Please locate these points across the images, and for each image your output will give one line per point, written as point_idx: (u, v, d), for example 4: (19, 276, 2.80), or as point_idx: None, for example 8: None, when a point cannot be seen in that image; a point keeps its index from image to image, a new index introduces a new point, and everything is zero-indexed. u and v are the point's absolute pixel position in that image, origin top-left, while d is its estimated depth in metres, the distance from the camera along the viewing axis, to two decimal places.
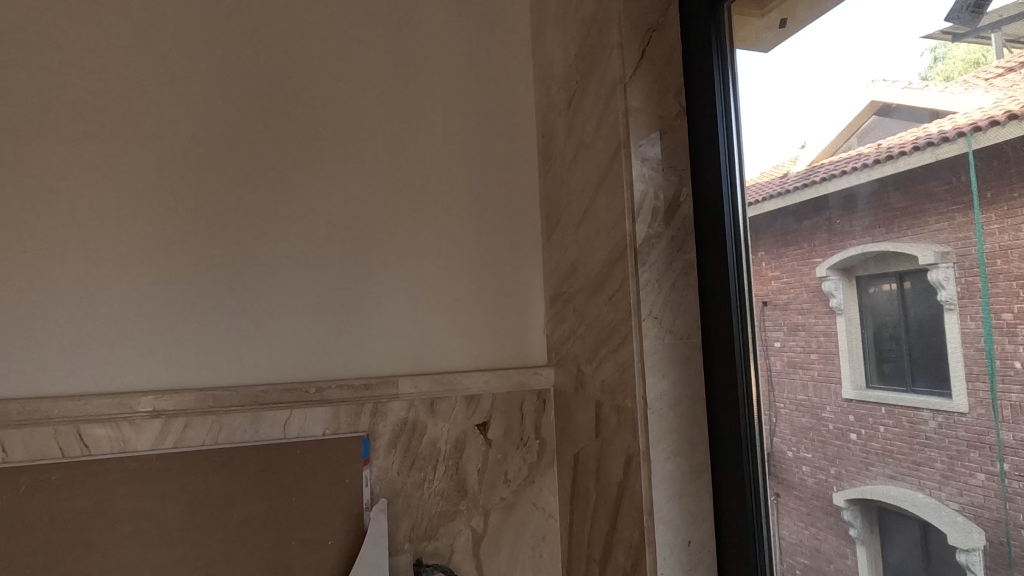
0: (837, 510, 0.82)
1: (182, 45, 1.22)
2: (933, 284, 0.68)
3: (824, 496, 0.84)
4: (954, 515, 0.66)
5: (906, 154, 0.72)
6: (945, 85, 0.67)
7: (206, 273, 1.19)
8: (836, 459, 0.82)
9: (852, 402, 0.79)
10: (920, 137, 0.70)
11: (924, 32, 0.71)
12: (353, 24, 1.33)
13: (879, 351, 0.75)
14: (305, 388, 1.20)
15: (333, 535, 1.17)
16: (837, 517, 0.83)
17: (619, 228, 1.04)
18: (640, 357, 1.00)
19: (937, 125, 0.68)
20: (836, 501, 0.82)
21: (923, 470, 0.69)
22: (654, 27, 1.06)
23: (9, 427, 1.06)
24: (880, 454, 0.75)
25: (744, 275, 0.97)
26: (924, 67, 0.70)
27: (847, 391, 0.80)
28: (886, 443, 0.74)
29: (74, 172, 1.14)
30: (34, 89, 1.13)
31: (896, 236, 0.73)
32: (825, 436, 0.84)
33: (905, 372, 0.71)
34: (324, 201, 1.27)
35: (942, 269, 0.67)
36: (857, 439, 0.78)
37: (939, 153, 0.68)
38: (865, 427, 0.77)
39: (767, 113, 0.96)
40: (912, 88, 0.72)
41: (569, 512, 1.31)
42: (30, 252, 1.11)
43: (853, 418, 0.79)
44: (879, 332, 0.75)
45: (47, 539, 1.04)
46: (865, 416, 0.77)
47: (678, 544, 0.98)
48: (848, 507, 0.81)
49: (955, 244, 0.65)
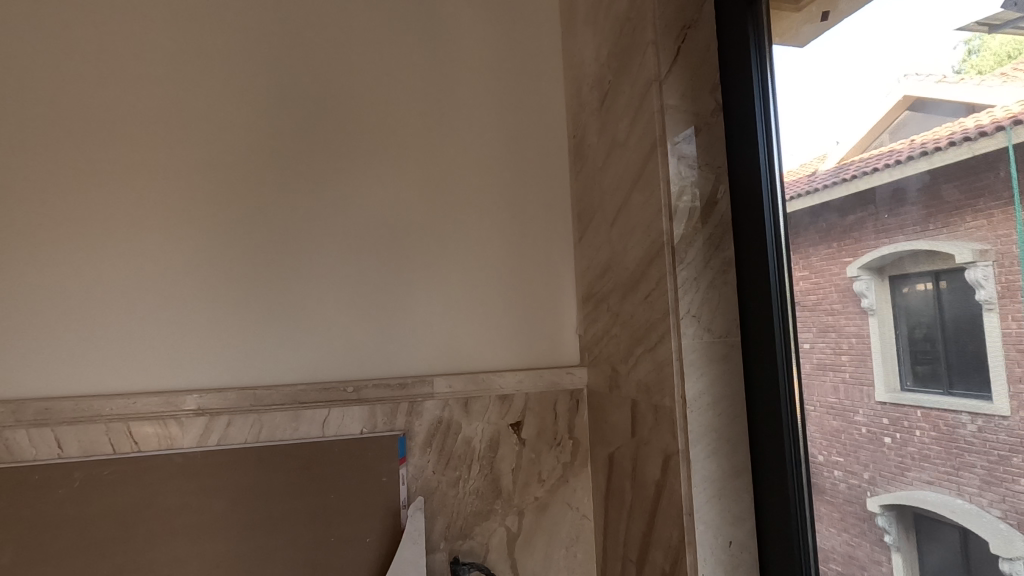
0: (871, 516, 0.82)
1: (224, 54, 1.26)
2: (972, 283, 0.66)
3: (858, 502, 0.84)
4: (996, 522, 0.64)
5: (941, 149, 0.70)
6: (979, 79, 0.66)
7: (247, 275, 1.23)
8: (869, 464, 0.82)
9: (885, 405, 0.79)
10: (955, 132, 0.68)
11: (959, 24, 0.70)
12: (387, 29, 1.35)
13: (914, 350, 0.74)
14: (343, 388, 1.22)
15: (370, 533, 1.19)
16: (871, 523, 0.82)
17: (656, 226, 1.04)
18: (678, 356, 1.00)
19: (974, 119, 0.66)
20: (871, 507, 0.82)
21: (962, 476, 0.68)
22: (689, 24, 1.05)
23: (64, 424, 1.10)
24: (917, 459, 0.74)
25: (785, 272, 0.95)
26: (958, 60, 0.69)
27: (880, 394, 0.80)
28: (923, 447, 0.73)
29: (125, 180, 1.20)
30: (89, 101, 1.19)
31: (931, 235, 0.72)
32: (858, 440, 0.83)
33: (942, 373, 0.70)
34: (360, 203, 1.30)
35: (981, 268, 0.65)
36: (892, 443, 0.78)
37: (977, 148, 0.66)
38: (899, 431, 0.77)
39: (805, 109, 0.95)
40: (946, 82, 0.71)
41: (604, 513, 1.30)
42: (84, 256, 1.16)
43: (887, 421, 0.78)
44: (914, 331, 0.74)
45: (99, 532, 1.08)
46: (900, 420, 0.76)
47: (719, 545, 0.97)
48: (883, 513, 0.80)
49: (995, 242, 0.64)
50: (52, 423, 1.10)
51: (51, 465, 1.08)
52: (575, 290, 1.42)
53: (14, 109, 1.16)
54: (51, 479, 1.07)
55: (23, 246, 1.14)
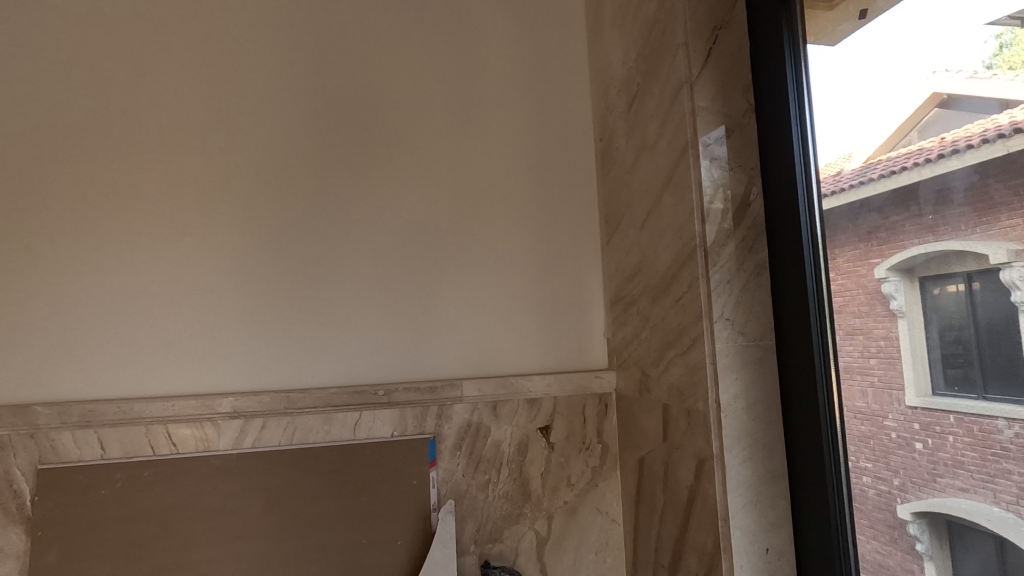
0: (902, 524, 0.82)
1: (257, 64, 1.29)
2: (1006, 284, 0.66)
3: (888, 509, 0.83)
4: None
5: (974, 146, 0.70)
6: (1012, 74, 0.65)
7: (280, 280, 1.25)
8: (899, 470, 0.81)
9: (916, 410, 0.78)
10: (988, 129, 0.68)
11: (991, 19, 0.70)
12: (414, 36, 1.37)
13: (947, 350, 0.74)
14: (374, 391, 1.24)
15: (402, 535, 1.20)
16: (903, 531, 0.82)
17: (688, 228, 1.03)
18: (712, 360, 0.99)
19: (1008, 116, 0.65)
20: (902, 514, 0.81)
21: (998, 483, 0.67)
22: (720, 25, 1.04)
23: (106, 426, 1.13)
24: (949, 466, 0.74)
25: (822, 274, 0.94)
26: (989, 54, 0.69)
27: (910, 399, 0.80)
28: (956, 453, 0.72)
29: (163, 187, 1.22)
30: (127, 112, 1.23)
31: (964, 236, 0.71)
32: (887, 446, 0.83)
33: (976, 374, 0.69)
34: (389, 207, 1.31)
35: (1015, 268, 0.64)
36: (924, 449, 0.77)
37: (1010, 144, 0.65)
38: (932, 436, 0.76)
39: (839, 108, 0.93)
40: (978, 78, 0.70)
41: (634, 518, 1.29)
42: (125, 262, 1.19)
43: (918, 426, 0.78)
44: (946, 331, 0.74)
45: (140, 531, 1.11)
46: (933, 425, 0.76)
47: (755, 552, 0.96)
48: (915, 520, 0.80)
49: None
50: (95, 425, 1.13)
51: (94, 466, 1.11)
52: (604, 293, 1.41)
53: (58, 120, 1.20)
54: (94, 479, 1.10)
55: (66, 252, 1.17)
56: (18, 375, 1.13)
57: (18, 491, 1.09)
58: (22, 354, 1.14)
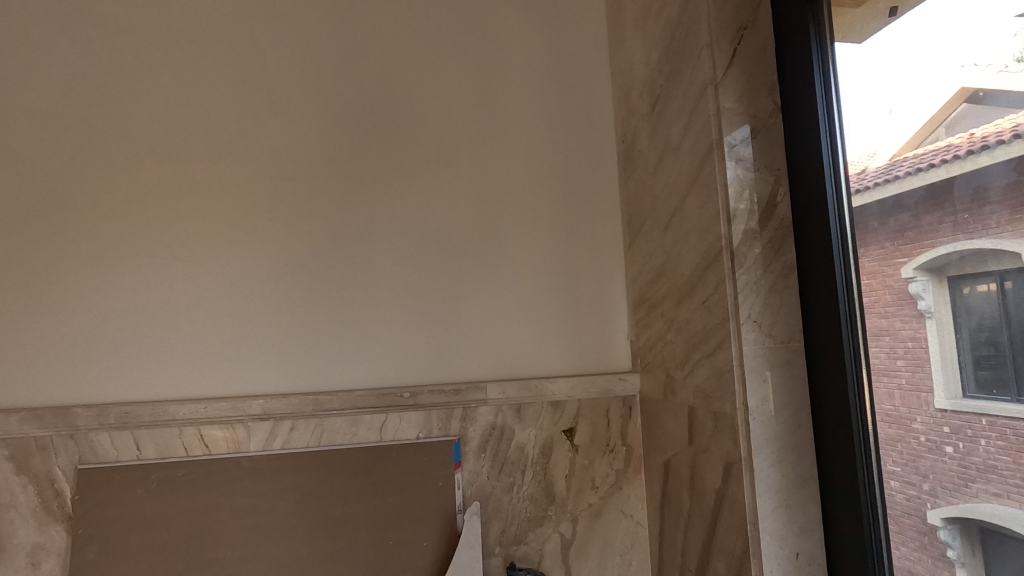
0: (933, 530, 0.81)
1: (284, 72, 1.31)
2: None
3: (918, 514, 0.83)
4: None
5: (1006, 142, 0.68)
6: None
7: (307, 284, 1.27)
8: (929, 474, 0.81)
9: (947, 412, 0.78)
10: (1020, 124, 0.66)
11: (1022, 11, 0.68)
12: (437, 42, 1.38)
13: (979, 350, 0.73)
14: (400, 393, 1.25)
15: (428, 536, 1.21)
16: (933, 537, 0.81)
17: (713, 230, 1.02)
18: (739, 362, 0.98)
19: None
20: (932, 519, 0.81)
21: None
22: (745, 25, 1.04)
23: (142, 427, 1.16)
24: (981, 470, 0.72)
25: (852, 275, 0.93)
26: (1018, 47, 0.67)
27: (940, 401, 0.79)
28: (988, 458, 0.71)
29: (194, 194, 1.26)
30: (160, 122, 1.26)
31: (996, 234, 0.70)
32: (916, 449, 0.82)
33: (1010, 375, 0.68)
34: (413, 212, 1.33)
35: None
36: (954, 453, 0.76)
37: None
38: (962, 440, 0.75)
39: (867, 106, 0.92)
40: (1008, 72, 0.69)
41: (659, 521, 1.28)
42: (159, 268, 1.23)
43: (948, 430, 0.77)
44: (978, 331, 0.73)
45: (174, 531, 1.13)
46: (963, 428, 0.75)
47: (786, 556, 0.95)
48: (946, 526, 0.79)
49: None
50: (131, 427, 1.16)
51: (131, 466, 1.14)
52: (627, 295, 1.41)
53: (95, 131, 1.24)
54: (131, 479, 1.13)
55: (103, 259, 1.21)
56: (58, 378, 1.17)
57: (60, 490, 1.12)
58: (62, 358, 1.18)
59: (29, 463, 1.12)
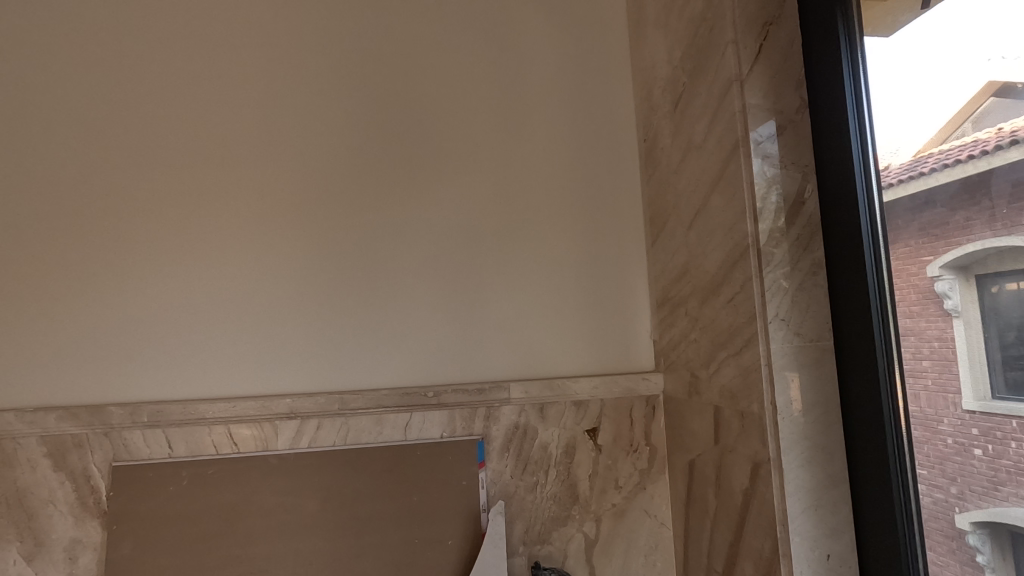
0: (961, 534, 0.80)
1: (307, 75, 1.33)
2: None
3: (945, 518, 0.82)
4: None
5: None
6: None
7: (332, 284, 1.28)
8: (957, 478, 0.80)
9: (975, 414, 0.77)
10: None
11: None
12: (458, 43, 1.39)
13: (1008, 345, 0.73)
14: (424, 393, 1.26)
15: (453, 535, 1.22)
16: (961, 542, 0.80)
17: (739, 227, 1.02)
18: (767, 361, 0.97)
19: None
20: (960, 524, 0.80)
21: None
22: (771, 20, 1.03)
23: (173, 425, 1.18)
24: (1011, 473, 0.72)
25: (884, 272, 0.91)
26: None
27: (968, 402, 0.79)
28: (1017, 460, 0.71)
29: (220, 196, 1.27)
30: (186, 125, 1.28)
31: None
32: (944, 452, 0.82)
33: None
34: (435, 212, 1.33)
35: None
36: (983, 455, 0.76)
37: None
38: (991, 443, 0.75)
39: (897, 101, 0.91)
40: None
41: (684, 522, 1.27)
42: (186, 269, 1.24)
43: (977, 432, 0.77)
44: (1007, 327, 0.73)
45: (204, 528, 1.15)
46: (993, 430, 0.74)
47: (816, 557, 0.93)
48: (975, 531, 0.79)
49: None
50: (163, 425, 1.18)
51: (163, 464, 1.16)
52: (650, 294, 1.40)
53: (124, 134, 1.26)
54: (163, 477, 1.16)
55: (132, 260, 1.23)
56: (90, 377, 1.19)
57: (95, 486, 1.15)
58: (93, 357, 1.20)
59: (65, 460, 1.15)
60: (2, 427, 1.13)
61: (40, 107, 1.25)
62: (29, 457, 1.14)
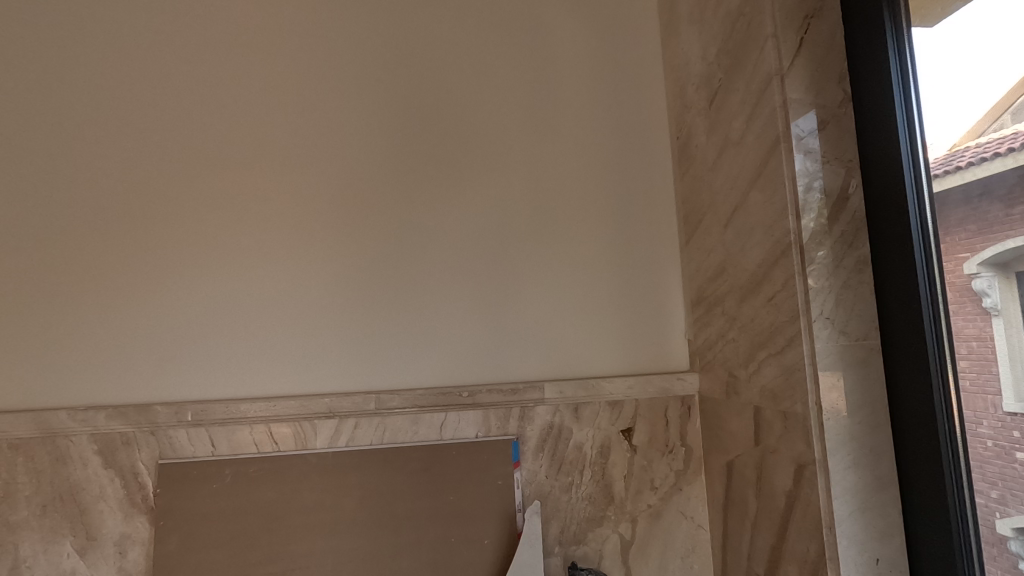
0: (1002, 541, 0.79)
1: (342, 79, 1.35)
2: None
3: (988, 524, 0.81)
4: None
5: None
6: None
7: (368, 286, 1.30)
8: (998, 482, 0.79)
9: (1016, 415, 0.76)
10: None
11: None
12: (490, 44, 1.40)
13: None
14: (459, 393, 1.27)
15: (489, 534, 1.22)
16: (1003, 548, 0.79)
17: (781, 225, 1.00)
18: (812, 360, 0.95)
19: None
20: (1001, 530, 0.79)
21: None
22: (812, 13, 1.01)
23: (216, 424, 1.21)
24: None
25: (934, 268, 0.88)
26: None
27: (1009, 404, 0.78)
28: None
29: (259, 199, 1.30)
30: (226, 130, 1.31)
31: None
32: (984, 456, 0.81)
33: None
34: (469, 213, 1.34)
35: None
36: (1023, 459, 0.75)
37: None
38: None
39: (947, 92, 0.88)
40: None
41: (722, 524, 1.25)
42: (227, 271, 1.27)
43: (1018, 434, 0.76)
44: None
45: (247, 524, 1.18)
46: None
47: (865, 561, 0.91)
48: (1015, 538, 0.77)
49: None
50: (206, 424, 1.21)
51: (207, 462, 1.19)
52: (684, 293, 1.38)
53: (167, 140, 1.29)
54: (207, 474, 1.19)
55: (175, 262, 1.26)
56: (137, 377, 1.23)
57: (143, 483, 1.18)
58: (139, 358, 1.23)
59: (114, 458, 1.18)
60: (55, 425, 1.17)
61: (87, 115, 1.28)
62: (81, 454, 1.17)
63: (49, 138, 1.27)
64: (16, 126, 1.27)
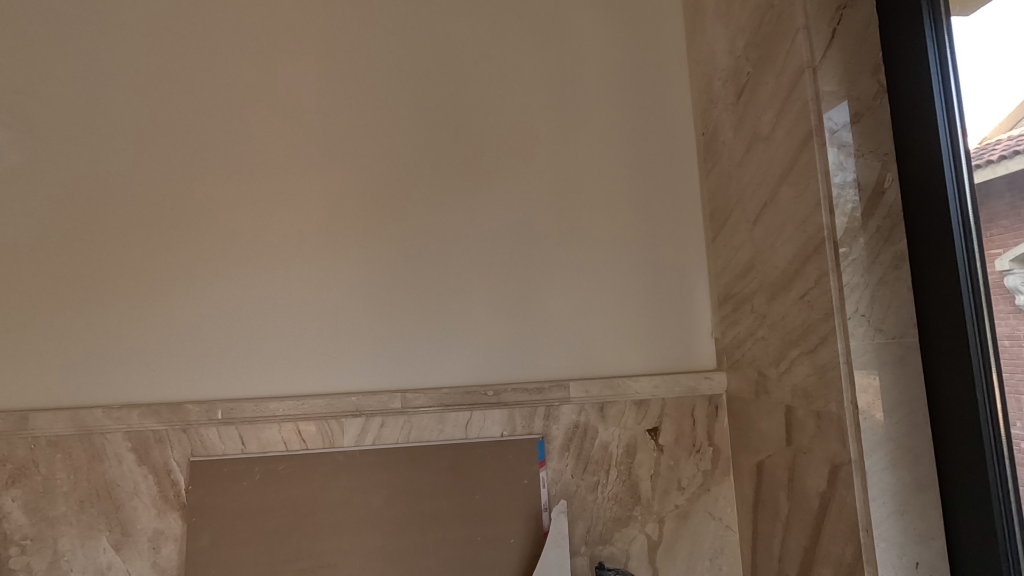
0: None
1: (367, 80, 1.36)
2: None
3: None
4: None
5: None
6: None
7: (393, 285, 1.30)
8: None
9: None
10: None
11: None
12: (513, 42, 1.40)
13: None
14: (484, 392, 1.27)
15: (515, 534, 1.22)
16: None
17: (813, 220, 0.98)
18: (846, 359, 0.93)
19: None
20: None
21: None
22: (845, 4, 0.99)
23: (245, 422, 1.23)
24: None
25: (976, 264, 0.86)
26: None
27: None
28: None
29: (286, 199, 1.31)
30: (253, 132, 1.32)
31: None
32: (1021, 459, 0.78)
33: None
34: (493, 212, 1.34)
35: None
36: None
37: None
38: None
39: (987, 81, 0.85)
40: None
41: (752, 525, 1.23)
42: (255, 271, 1.29)
43: None
44: None
45: (276, 522, 1.19)
46: None
47: (904, 565, 0.89)
48: None
49: None
50: (236, 422, 1.22)
51: (237, 459, 1.20)
52: (711, 291, 1.37)
53: (196, 142, 1.31)
54: (237, 472, 1.20)
55: (205, 262, 1.28)
56: (169, 376, 1.25)
57: (175, 480, 1.20)
58: (170, 357, 1.25)
59: (148, 455, 1.20)
60: (91, 422, 1.20)
61: (120, 117, 1.31)
62: (115, 451, 1.20)
63: (83, 141, 1.30)
64: (50, 130, 1.30)
